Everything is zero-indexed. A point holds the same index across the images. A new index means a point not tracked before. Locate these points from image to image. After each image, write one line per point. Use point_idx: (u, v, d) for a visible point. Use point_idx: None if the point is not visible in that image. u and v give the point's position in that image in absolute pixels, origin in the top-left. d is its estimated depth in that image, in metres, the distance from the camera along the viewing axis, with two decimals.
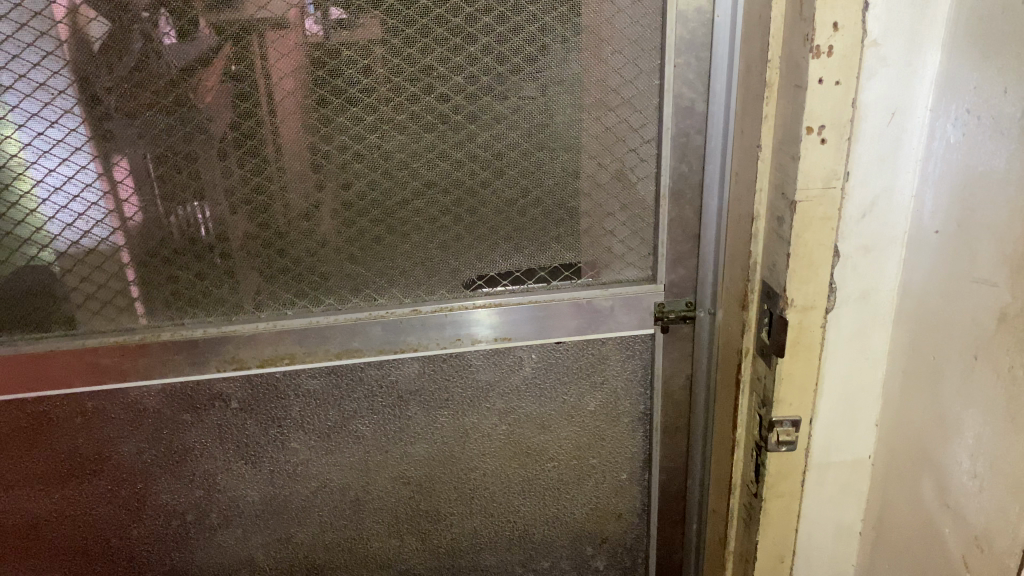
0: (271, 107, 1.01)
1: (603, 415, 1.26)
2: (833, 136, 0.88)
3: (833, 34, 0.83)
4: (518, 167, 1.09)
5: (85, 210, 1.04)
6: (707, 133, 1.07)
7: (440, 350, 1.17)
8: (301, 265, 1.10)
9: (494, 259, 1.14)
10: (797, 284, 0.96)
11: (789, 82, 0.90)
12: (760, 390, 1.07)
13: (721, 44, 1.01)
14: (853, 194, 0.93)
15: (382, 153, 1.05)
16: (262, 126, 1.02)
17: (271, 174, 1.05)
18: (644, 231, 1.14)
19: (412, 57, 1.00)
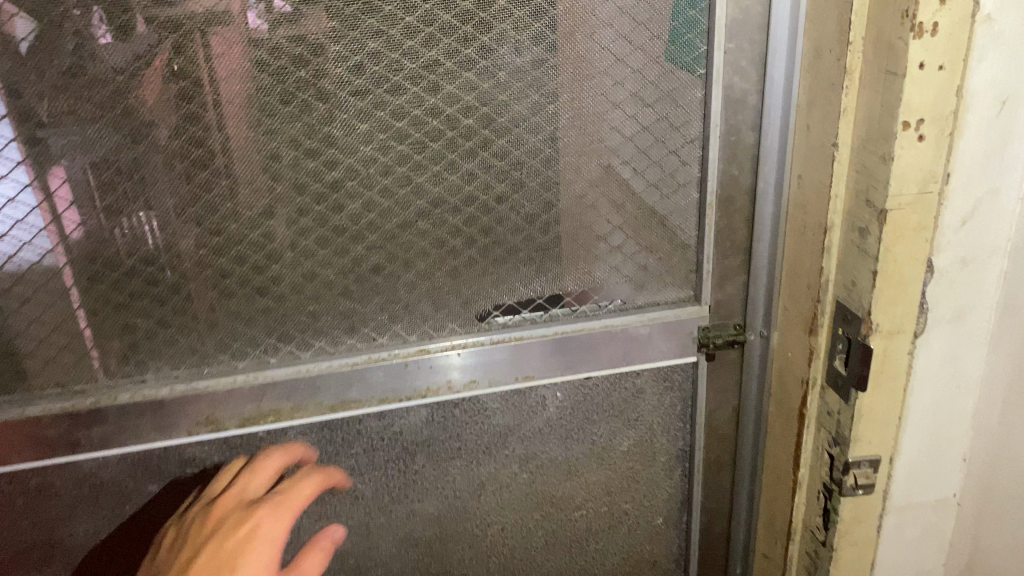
0: (239, 118, 0.82)
1: (636, 455, 1.11)
2: (931, 132, 0.73)
3: (939, 9, 0.68)
4: (539, 177, 0.92)
5: (29, 234, 0.83)
6: (762, 129, 0.91)
7: (477, 391, 1.01)
8: (285, 304, 0.92)
9: (513, 286, 0.97)
10: (883, 305, 0.81)
11: (876, 68, 0.74)
12: (831, 426, 0.93)
13: (780, 26, 0.86)
14: (953, 199, 0.78)
15: (382, 166, 0.87)
16: (235, 142, 0.83)
17: (247, 199, 0.86)
18: (686, 244, 0.98)
19: (414, 51, 0.82)
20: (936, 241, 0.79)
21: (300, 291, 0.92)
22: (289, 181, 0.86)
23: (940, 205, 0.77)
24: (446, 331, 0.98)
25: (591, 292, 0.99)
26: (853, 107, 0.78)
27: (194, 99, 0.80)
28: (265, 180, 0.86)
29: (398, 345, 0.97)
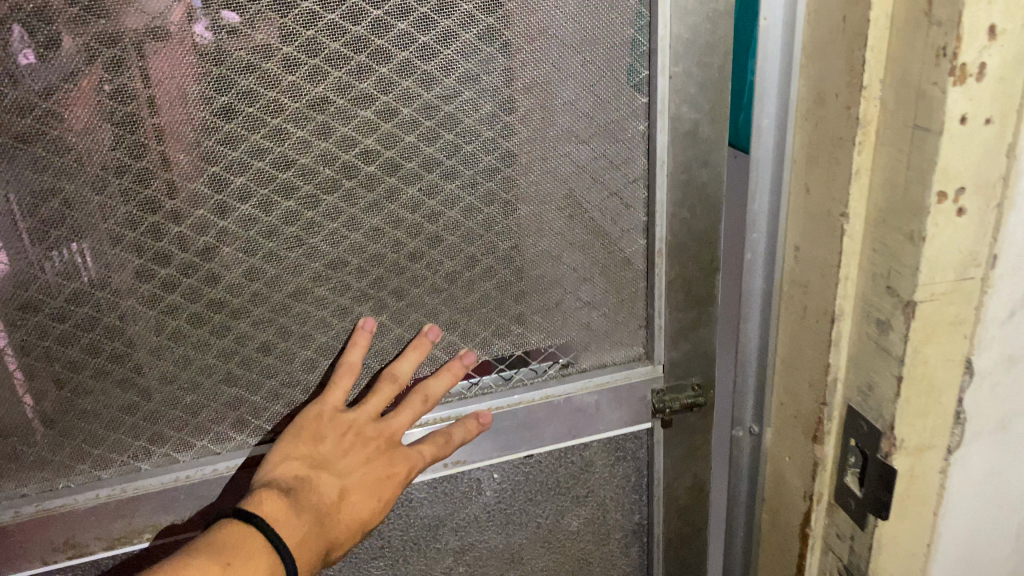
0: (81, 178, 0.66)
1: (588, 535, 0.97)
2: (970, 205, 0.63)
3: (985, 46, 0.57)
4: (459, 231, 0.77)
5: None
6: (754, 191, 0.79)
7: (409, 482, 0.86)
8: (156, 398, 0.75)
9: (435, 356, 0.82)
10: (909, 417, 0.71)
11: (902, 121, 0.63)
12: (842, 553, 0.83)
13: (771, 59, 0.72)
14: (1000, 291, 0.69)
15: (265, 227, 0.71)
16: (77, 207, 0.67)
17: (97, 277, 0.69)
18: (634, 297, 0.84)
19: (296, 87, 0.67)
20: (975, 337, 0.70)
21: (174, 381, 0.75)
22: (150, 251, 0.70)
23: (980, 294, 0.68)
24: None
25: (526, 358, 0.85)
26: (867, 167, 0.67)
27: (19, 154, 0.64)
28: (117, 253, 0.69)
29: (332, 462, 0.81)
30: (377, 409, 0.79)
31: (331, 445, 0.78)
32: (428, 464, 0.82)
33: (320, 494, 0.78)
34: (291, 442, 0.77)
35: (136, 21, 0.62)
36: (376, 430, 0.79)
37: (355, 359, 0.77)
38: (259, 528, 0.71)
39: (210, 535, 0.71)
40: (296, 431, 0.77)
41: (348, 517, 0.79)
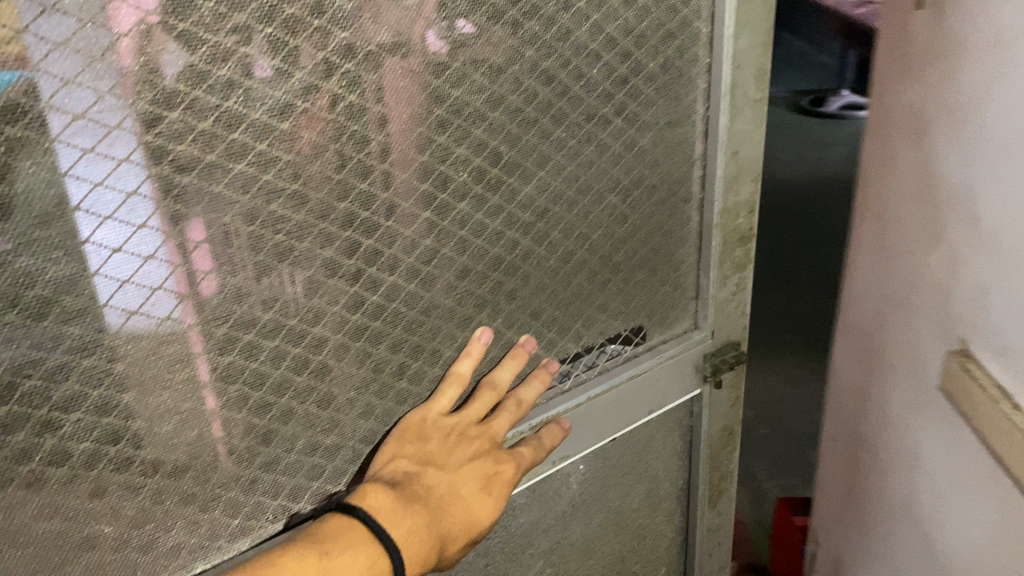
0: (245, 210, 0.58)
1: (645, 509, 1.01)
2: None
3: None
4: (561, 225, 0.79)
5: (143, 297, 0.56)
6: None
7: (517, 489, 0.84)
8: (298, 446, 0.68)
9: (538, 356, 0.83)
10: None
11: None
12: None
13: None
14: None
15: (408, 241, 0.68)
16: (237, 244, 0.59)
17: (252, 320, 0.62)
18: (687, 272, 0.91)
19: (441, 92, 0.65)
20: None
21: (316, 425, 0.69)
22: (302, 284, 0.63)
23: None
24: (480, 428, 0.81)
25: (600, 346, 0.87)
26: None
27: (167, 195, 0.55)
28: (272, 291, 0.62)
29: (470, 471, 0.75)
30: (479, 413, 0.77)
31: (438, 444, 0.74)
32: (528, 466, 0.80)
33: (431, 489, 0.73)
34: (399, 444, 0.73)
35: (315, 27, 0.57)
36: (480, 431, 0.77)
37: (465, 369, 0.76)
38: (363, 520, 0.66)
39: (313, 528, 0.67)
40: (403, 434, 0.73)
41: (459, 512, 0.74)
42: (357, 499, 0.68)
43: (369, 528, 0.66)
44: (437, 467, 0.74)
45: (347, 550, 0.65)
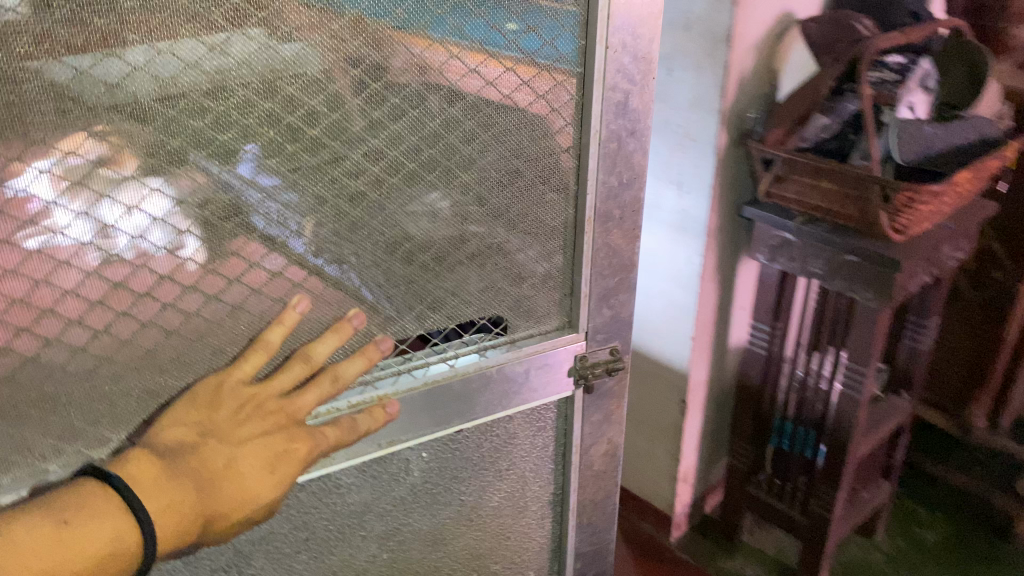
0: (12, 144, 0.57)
1: (507, 509, 0.97)
2: None
3: None
4: (400, 200, 0.75)
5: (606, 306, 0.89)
6: None
7: (337, 467, 0.81)
8: (74, 388, 0.67)
9: (372, 332, 0.80)
10: None
11: None
12: None
13: None
14: None
15: (202, 194, 0.66)
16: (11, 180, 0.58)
17: (167, 262, 0.67)
18: (558, 266, 0.87)
19: (551, 50, 0.76)
20: None
21: (98, 368, 0.68)
22: (72, 222, 0.61)
23: None
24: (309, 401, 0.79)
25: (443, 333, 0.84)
26: None
27: None
28: (42, 236, 0.61)
29: (259, 447, 0.72)
30: (284, 387, 0.74)
31: (226, 415, 0.71)
32: (332, 447, 0.77)
33: (206, 462, 0.69)
34: (185, 409, 0.70)
35: None
36: (278, 405, 0.73)
37: (274, 339, 0.73)
38: (116, 488, 0.64)
39: (62, 490, 0.65)
40: (190, 398, 0.71)
41: (236, 488, 0.70)
42: (118, 465, 0.66)
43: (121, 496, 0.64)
44: (220, 440, 0.71)
45: (93, 520, 0.63)
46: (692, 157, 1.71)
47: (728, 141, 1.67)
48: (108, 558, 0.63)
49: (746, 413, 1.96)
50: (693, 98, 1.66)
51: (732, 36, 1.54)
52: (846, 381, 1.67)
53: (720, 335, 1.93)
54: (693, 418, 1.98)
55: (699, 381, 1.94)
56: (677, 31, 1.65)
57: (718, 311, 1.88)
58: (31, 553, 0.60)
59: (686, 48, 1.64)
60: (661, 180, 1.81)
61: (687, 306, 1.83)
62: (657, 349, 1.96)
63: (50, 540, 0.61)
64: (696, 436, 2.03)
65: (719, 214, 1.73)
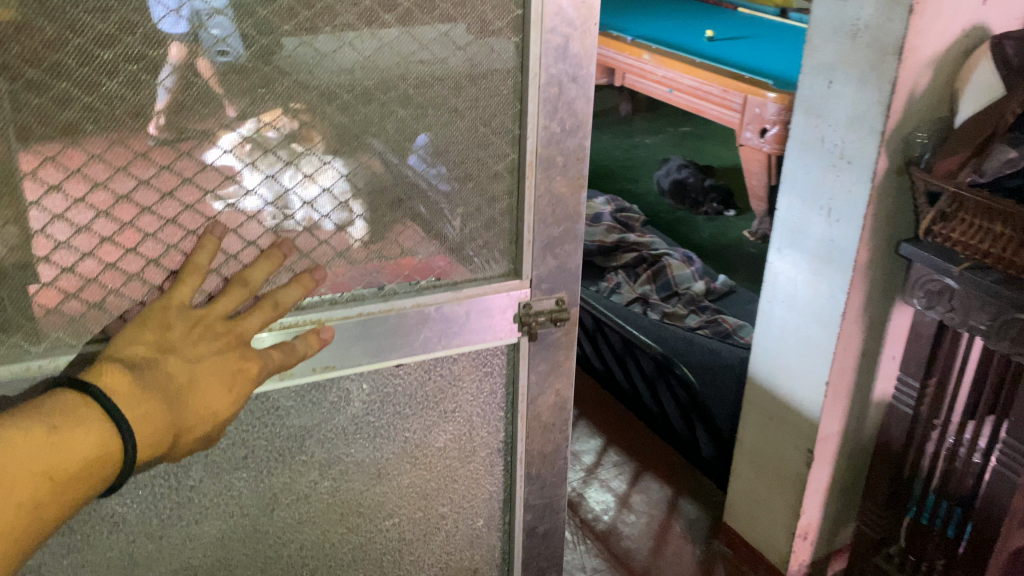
0: None
1: (454, 452, 0.99)
2: None
3: None
4: (334, 129, 0.77)
5: None
6: None
7: (276, 388, 0.86)
8: (14, 284, 0.72)
9: (309, 260, 0.83)
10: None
11: None
12: None
13: None
14: None
15: (133, 107, 0.69)
16: None
17: (99, 174, 0.71)
18: (504, 211, 0.88)
19: None
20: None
21: (39, 266, 0.72)
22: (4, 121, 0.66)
23: None
24: None
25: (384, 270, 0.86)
26: None
27: None
28: None
29: (212, 363, 0.74)
30: (227, 311, 0.77)
31: (180, 334, 0.74)
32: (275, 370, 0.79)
33: (169, 377, 0.72)
34: (135, 330, 0.73)
35: None
36: (227, 327, 0.76)
37: (201, 258, 0.76)
38: (93, 398, 0.68)
39: (44, 399, 0.69)
40: (139, 322, 0.73)
41: (197, 406, 0.74)
42: (92, 376, 0.70)
43: (99, 407, 0.68)
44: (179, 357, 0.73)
45: (79, 428, 0.67)
46: (846, 180, 1.49)
47: (890, 168, 1.45)
48: (97, 461, 0.68)
49: (882, 475, 1.66)
50: (852, 115, 1.46)
51: (905, 49, 1.35)
52: (1002, 458, 1.38)
53: (860, 385, 1.67)
54: (821, 471, 1.72)
55: (831, 434, 1.68)
56: (843, 43, 1.46)
57: (861, 358, 1.63)
58: (28, 459, 0.65)
59: (850, 60, 1.45)
60: (809, 205, 1.59)
61: (825, 347, 1.60)
62: (787, 389, 1.72)
63: (41, 444, 0.66)
64: (821, 491, 1.76)
65: (870, 248, 1.50)
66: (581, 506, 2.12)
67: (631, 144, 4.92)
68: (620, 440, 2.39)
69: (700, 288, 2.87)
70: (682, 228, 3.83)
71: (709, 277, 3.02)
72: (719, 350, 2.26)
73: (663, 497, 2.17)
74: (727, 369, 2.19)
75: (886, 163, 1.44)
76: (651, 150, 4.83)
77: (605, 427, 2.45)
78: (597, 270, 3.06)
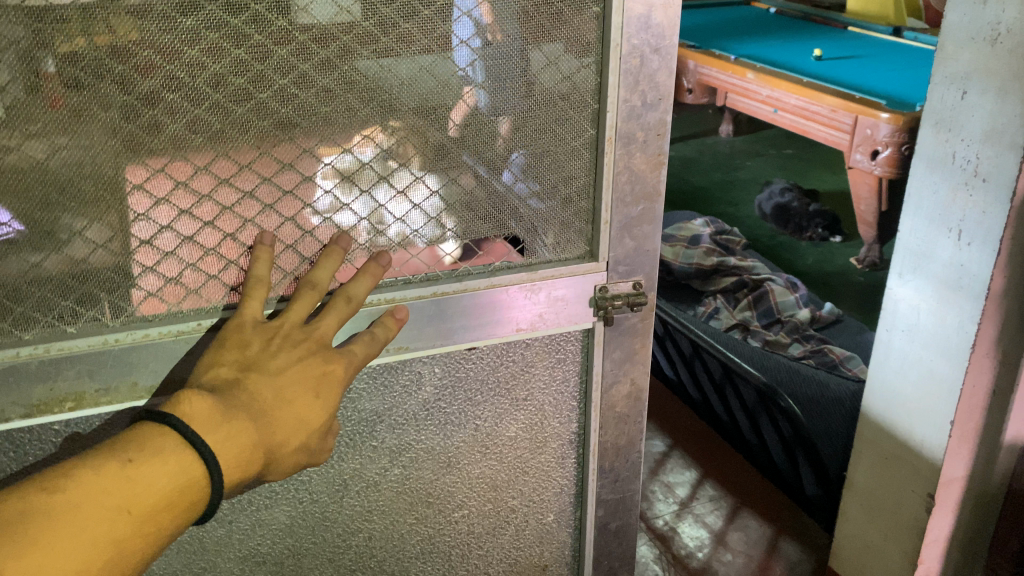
0: (31, 9, 0.63)
1: (524, 442, 0.96)
2: None
3: None
4: (412, 100, 0.75)
5: None
6: None
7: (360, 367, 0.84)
8: (94, 256, 0.72)
9: (385, 241, 0.81)
10: None
11: None
12: None
13: None
14: None
15: (212, 76, 0.69)
16: (32, 39, 0.64)
17: (176, 145, 0.70)
18: (581, 191, 0.86)
19: None
20: None
21: (118, 237, 0.72)
22: (87, 88, 0.66)
23: None
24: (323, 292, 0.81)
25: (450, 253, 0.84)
26: None
27: None
28: (59, 98, 0.66)
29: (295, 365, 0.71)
30: (302, 316, 0.75)
31: (259, 347, 0.71)
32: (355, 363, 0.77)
33: (254, 395, 0.68)
34: (217, 353, 0.70)
35: None
36: (305, 333, 0.73)
37: (262, 271, 0.75)
38: (172, 427, 0.63)
39: (121, 435, 0.64)
40: (220, 343, 0.71)
41: (290, 418, 0.69)
42: (171, 406, 0.64)
43: (180, 434, 0.63)
44: (263, 373, 0.69)
45: (161, 462, 0.62)
46: (977, 203, 1.39)
47: None
48: (181, 495, 0.62)
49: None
50: (987, 130, 1.36)
51: None
52: None
53: (987, 425, 1.55)
54: (941, 518, 1.62)
55: (955, 478, 1.58)
56: (980, 49, 1.36)
57: (991, 398, 1.52)
58: (102, 495, 0.59)
59: (988, 69, 1.34)
60: (935, 226, 1.49)
61: (950, 384, 1.50)
62: (907, 426, 1.62)
63: (119, 481, 0.60)
64: (943, 538, 1.65)
65: (1006, 276, 1.39)
66: (673, 542, 2.09)
67: (733, 166, 4.90)
68: (716, 473, 2.37)
69: (806, 315, 2.81)
70: (784, 253, 3.79)
71: (813, 305, 2.97)
72: (827, 383, 2.16)
73: (762, 537, 2.12)
74: (836, 404, 2.11)
75: None
76: (754, 173, 4.78)
77: (703, 461, 2.42)
78: (697, 295, 3.02)
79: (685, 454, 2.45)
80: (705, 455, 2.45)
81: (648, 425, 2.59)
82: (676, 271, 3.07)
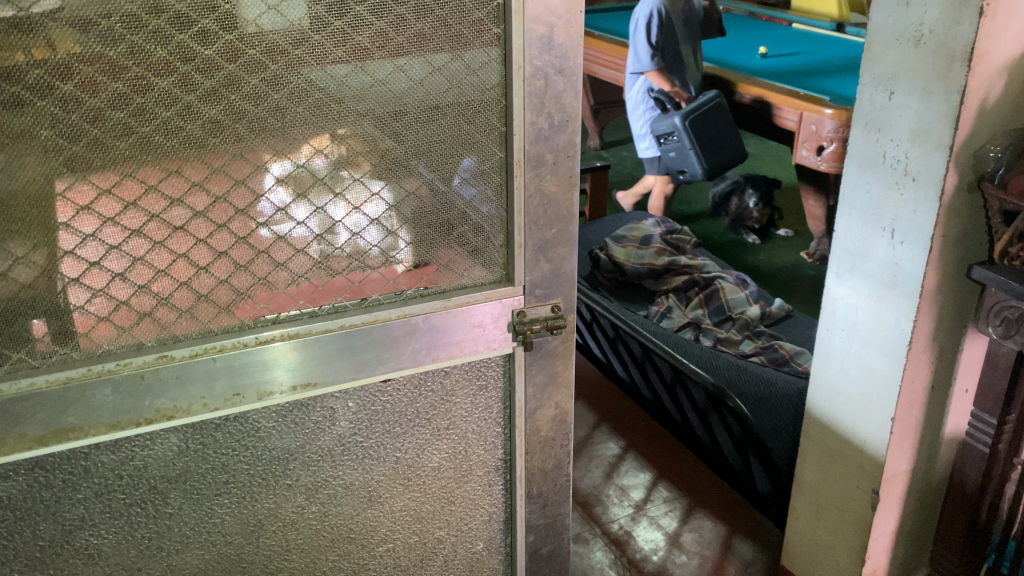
0: None
1: (448, 472, 0.94)
2: None
3: None
4: (307, 129, 0.72)
5: None
6: None
7: (267, 405, 0.81)
8: None
9: (289, 272, 0.78)
10: None
11: None
12: None
13: None
14: None
15: (89, 109, 0.65)
16: None
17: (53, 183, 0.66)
18: (494, 214, 0.84)
19: None
20: None
21: None
22: None
23: None
24: (228, 328, 0.77)
25: (404, 267, 0.82)
26: None
27: None
28: None
29: None
30: None
31: None
32: None
33: None
34: None
35: None
36: None
37: None
38: None
39: None
40: None
41: None
42: None
43: None
44: None
45: None
46: (909, 202, 1.40)
47: (961, 185, 1.34)
48: None
49: (956, 519, 1.54)
50: (915, 130, 1.36)
51: (976, 53, 1.24)
52: None
53: (928, 424, 1.57)
54: (887, 515, 1.63)
55: (899, 473, 1.59)
56: (905, 50, 1.36)
57: (930, 394, 1.53)
58: None
59: (913, 69, 1.35)
60: (869, 227, 1.49)
61: (890, 383, 1.50)
62: (850, 426, 1.63)
63: None
64: (890, 533, 1.66)
65: (938, 274, 1.40)
66: (629, 546, 2.09)
67: None
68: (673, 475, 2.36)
69: (756, 312, 2.80)
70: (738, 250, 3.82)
71: (765, 300, 2.94)
72: (772, 379, 2.24)
73: (716, 537, 2.12)
74: (785, 402, 2.17)
75: (955, 179, 1.33)
76: None
77: (659, 463, 2.41)
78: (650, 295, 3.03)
79: (641, 455, 2.45)
80: (658, 455, 2.45)
81: (603, 428, 2.58)
82: (629, 271, 3.06)
